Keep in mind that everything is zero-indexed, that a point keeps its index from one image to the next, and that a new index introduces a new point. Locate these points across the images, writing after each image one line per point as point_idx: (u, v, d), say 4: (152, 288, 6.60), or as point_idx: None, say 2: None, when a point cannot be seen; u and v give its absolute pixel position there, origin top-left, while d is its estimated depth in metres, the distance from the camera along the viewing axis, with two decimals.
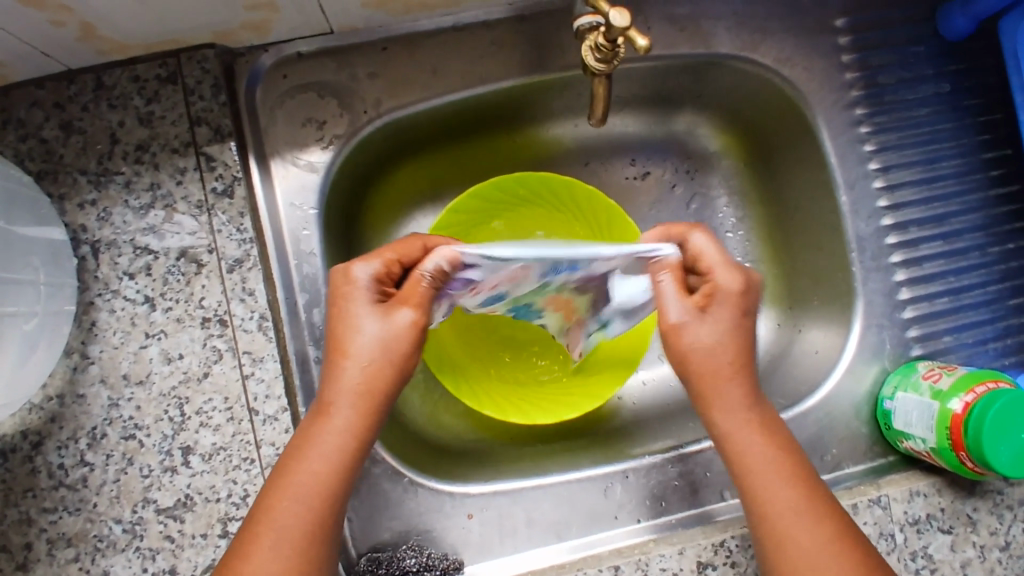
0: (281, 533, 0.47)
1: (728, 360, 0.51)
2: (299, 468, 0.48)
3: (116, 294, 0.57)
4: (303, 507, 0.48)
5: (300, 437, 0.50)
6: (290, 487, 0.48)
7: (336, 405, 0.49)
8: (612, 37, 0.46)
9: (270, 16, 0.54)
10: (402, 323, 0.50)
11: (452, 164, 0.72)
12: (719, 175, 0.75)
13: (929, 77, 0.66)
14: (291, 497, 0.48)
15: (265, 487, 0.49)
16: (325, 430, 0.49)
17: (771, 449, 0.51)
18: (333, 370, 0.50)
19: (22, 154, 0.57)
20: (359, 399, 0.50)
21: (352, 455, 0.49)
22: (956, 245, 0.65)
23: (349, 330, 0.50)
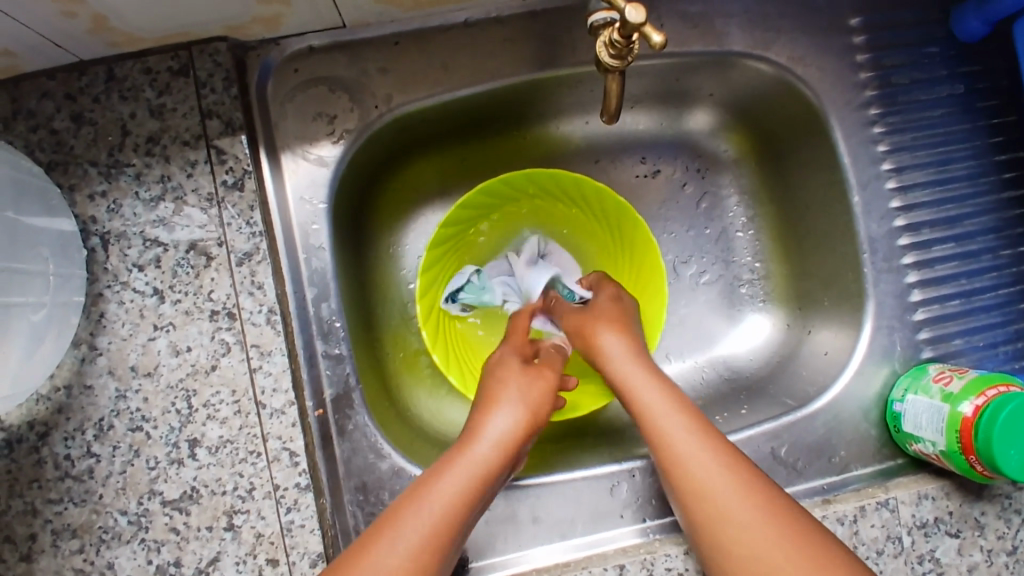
0: (402, 541, 0.47)
1: (626, 360, 0.60)
2: (433, 486, 0.50)
3: (125, 286, 0.57)
4: (432, 520, 0.48)
5: (434, 469, 0.52)
6: (422, 500, 0.49)
7: (483, 442, 0.53)
8: (626, 33, 0.46)
9: (282, 10, 0.54)
10: (542, 396, 0.58)
11: (461, 160, 0.72)
12: (729, 175, 0.75)
13: (943, 77, 0.66)
14: (422, 509, 0.49)
15: (396, 503, 0.50)
16: (466, 459, 0.52)
17: (717, 458, 0.52)
18: (468, 435, 0.55)
19: (32, 145, 0.57)
20: (499, 452, 0.53)
21: (481, 499, 0.52)
22: (968, 247, 0.65)
23: (500, 394, 0.58)
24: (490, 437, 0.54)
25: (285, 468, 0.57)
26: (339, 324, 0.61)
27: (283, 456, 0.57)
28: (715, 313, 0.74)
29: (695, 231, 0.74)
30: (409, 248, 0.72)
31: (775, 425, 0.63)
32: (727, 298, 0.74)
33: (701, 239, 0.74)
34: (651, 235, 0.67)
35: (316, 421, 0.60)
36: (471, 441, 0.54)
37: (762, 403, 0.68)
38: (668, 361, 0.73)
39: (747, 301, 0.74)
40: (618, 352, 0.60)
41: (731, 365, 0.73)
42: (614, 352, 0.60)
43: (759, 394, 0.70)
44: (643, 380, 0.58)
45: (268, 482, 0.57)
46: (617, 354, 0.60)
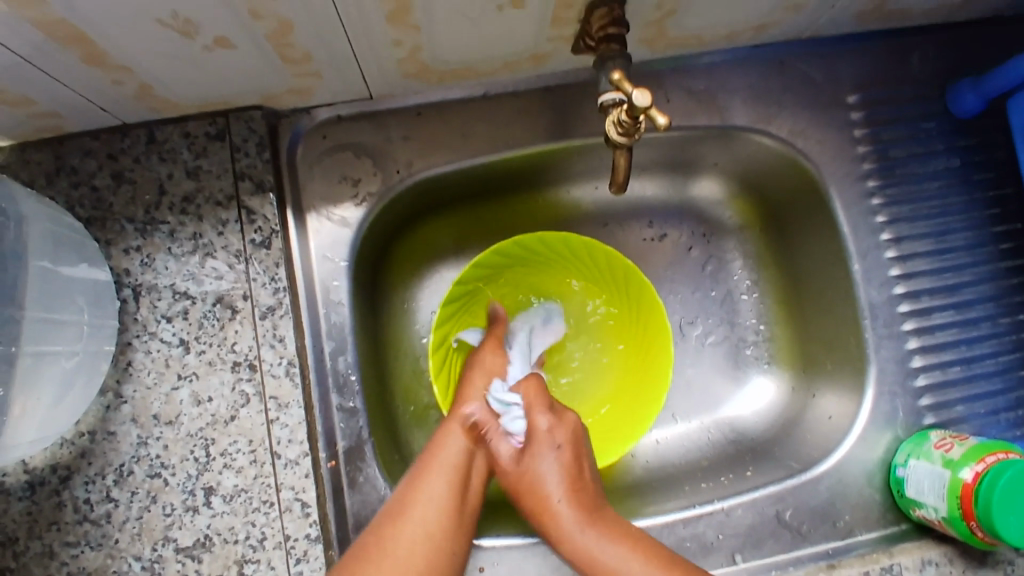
0: (423, 519, 0.54)
1: (574, 521, 0.58)
2: (439, 454, 0.59)
3: (153, 336, 0.59)
4: (445, 489, 0.56)
5: (434, 441, 0.61)
6: (432, 471, 0.57)
7: (443, 461, 0.58)
8: (633, 114, 0.49)
9: (315, 82, 0.58)
10: (502, 369, 0.68)
11: (476, 221, 0.75)
12: (734, 240, 0.77)
13: (940, 152, 0.69)
14: (435, 477, 0.57)
15: (404, 484, 0.57)
16: (433, 479, 0.57)
17: (614, 540, 0.56)
18: (454, 416, 0.63)
19: (73, 200, 0.61)
20: (480, 414, 0.63)
21: (479, 455, 0.61)
22: (967, 315, 0.67)
23: (449, 430, 0.61)
24: (452, 454, 0.59)
25: (297, 518, 0.58)
26: (355, 377, 0.63)
27: (296, 506, 0.58)
28: (720, 373, 0.76)
29: (701, 293, 0.76)
30: (423, 304, 0.74)
31: (779, 488, 0.63)
32: (732, 359, 0.76)
33: (707, 301, 0.76)
34: (657, 296, 0.69)
35: (328, 472, 0.61)
36: (431, 462, 0.58)
37: (768, 466, 0.69)
38: (674, 420, 0.75)
39: (752, 363, 0.76)
40: (558, 505, 0.58)
41: (736, 426, 0.74)
42: (550, 499, 0.59)
43: (765, 456, 0.71)
44: (590, 539, 0.57)
45: (280, 532, 0.58)
46: (557, 505, 0.58)
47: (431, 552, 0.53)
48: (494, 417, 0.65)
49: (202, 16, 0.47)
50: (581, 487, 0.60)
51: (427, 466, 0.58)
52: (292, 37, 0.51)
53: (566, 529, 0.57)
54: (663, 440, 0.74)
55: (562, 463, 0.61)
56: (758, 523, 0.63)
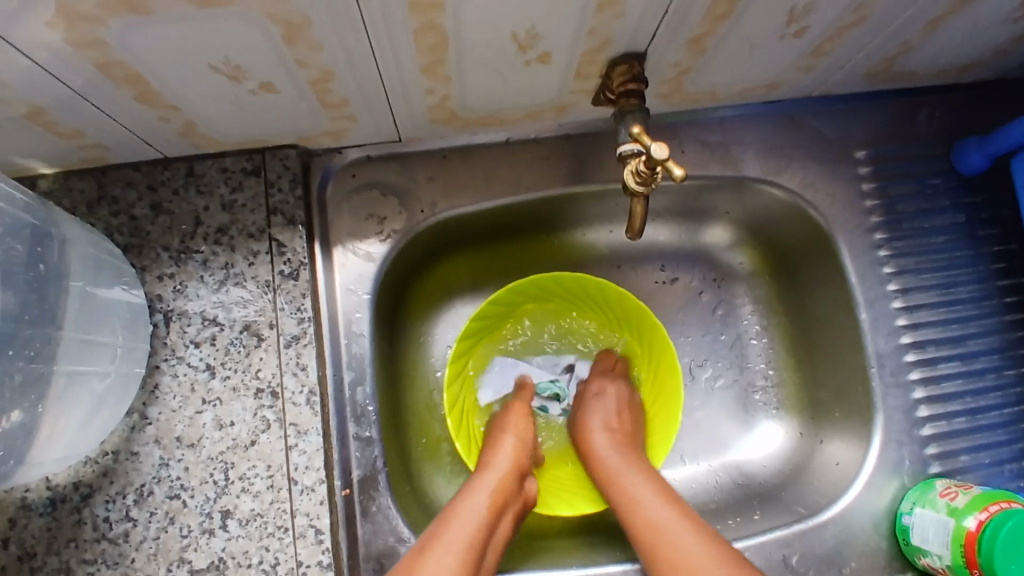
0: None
1: (616, 460, 0.65)
2: (453, 524, 0.56)
3: (180, 360, 0.62)
4: (455, 562, 0.54)
5: (448, 511, 0.58)
6: (444, 542, 0.55)
7: (455, 532, 0.56)
8: (650, 165, 0.52)
9: (349, 125, 0.62)
10: (527, 435, 0.68)
11: (494, 259, 0.77)
12: (744, 286, 0.79)
13: (946, 207, 0.71)
14: (447, 548, 0.54)
15: (411, 555, 0.55)
16: (441, 554, 0.54)
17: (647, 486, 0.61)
18: (470, 488, 0.61)
19: (112, 228, 0.64)
20: (502, 484, 0.61)
21: (496, 528, 0.59)
22: (973, 366, 0.68)
23: (465, 502, 0.59)
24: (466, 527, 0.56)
25: (309, 545, 0.59)
26: (372, 408, 0.65)
27: (309, 533, 0.59)
28: (729, 416, 0.77)
29: (711, 336, 0.78)
30: (439, 337, 0.76)
31: (786, 533, 0.64)
32: (740, 403, 0.77)
33: (717, 344, 0.78)
34: (668, 338, 0.70)
35: (342, 500, 0.63)
36: (441, 535, 0.56)
37: (775, 510, 0.70)
38: (683, 462, 0.76)
39: (760, 407, 0.77)
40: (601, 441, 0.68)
41: (745, 470, 0.75)
42: (597, 436, 0.68)
43: (772, 500, 0.72)
44: (615, 462, 0.65)
45: (292, 558, 0.59)
46: (598, 439, 0.68)
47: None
48: (517, 489, 0.63)
49: (251, 63, 0.50)
50: (621, 437, 0.68)
51: (436, 538, 0.55)
52: (332, 84, 0.54)
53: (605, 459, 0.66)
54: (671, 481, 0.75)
55: (610, 409, 0.71)
56: (764, 568, 0.63)
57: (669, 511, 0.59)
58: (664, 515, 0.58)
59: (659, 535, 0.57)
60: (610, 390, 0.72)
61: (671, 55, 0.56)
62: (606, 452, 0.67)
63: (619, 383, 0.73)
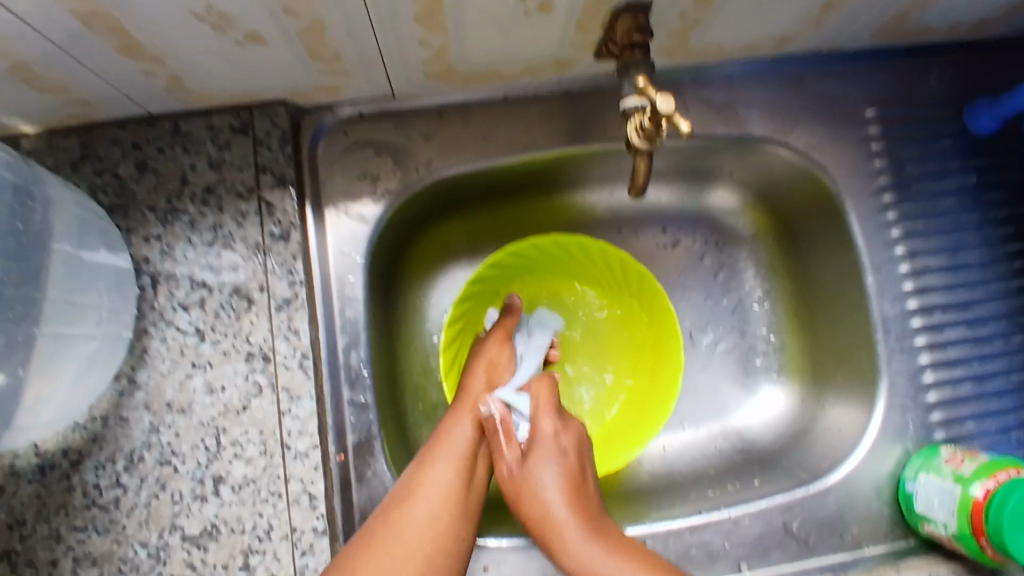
0: (429, 503, 0.55)
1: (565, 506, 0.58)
2: (447, 441, 0.60)
3: (169, 324, 0.60)
4: (452, 474, 0.58)
5: (439, 430, 0.61)
6: (439, 456, 0.59)
7: (445, 450, 0.59)
8: (656, 120, 0.50)
9: (341, 80, 0.59)
10: (505, 363, 0.67)
11: (490, 221, 0.75)
12: (746, 250, 0.77)
13: (956, 169, 0.69)
14: (442, 463, 0.58)
15: (410, 471, 0.58)
16: (436, 469, 0.58)
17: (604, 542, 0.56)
18: (454, 411, 0.63)
19: (97, 187, 0.61)
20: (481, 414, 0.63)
21: (484, 444, 0.62)
22: (980, 332, 0.67)
23: (451, 424, 0.62)
24: (454, 447, 0.60)
25: (304, 510, 0.58)
26: (367, 372, 0.63)
27: (304, 498, 0.58)
28: (729, 382, 0.76)
29: (712, 301, 0.77)
30: (435, 302, 0.75)
31: (787, 498, 0.63)
32: (741, 368, 0.76)
33: (718, 309, 0.77)
34: (669, 302, 0.69)
35: (337, 466, 0.62)
36: (432, 457, 0.59)
37: (775, 475, 0.69)
38: (682, 428, 0.75)
39: (761, 372, 0.76)
40: (556, 511, 0.58)
41: (745, 435, 0.74)
42: (552, 508, 0.58)
43: (773, 465, 0.71)
44: (566, 517, 0.57)
45: (287, 523, 0.58)
46: (550, 508, 0.58)
47: (435, 537, 0.54)
48: (497, 406, 0.65)
49: (237, 11, 0.47)
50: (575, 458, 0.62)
51: (428, 458, 0.59)
52: (323, 35, 0.52)
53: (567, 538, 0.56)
54: (670, 447, 0.74)
55: (563, 470, 0.60)
56: (765, 533, 0.62)
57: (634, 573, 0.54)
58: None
59: None
60: (568, 441, 0.62)
61: (678, 6, 0.53)
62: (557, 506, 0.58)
63: (576, 430, 0.64)
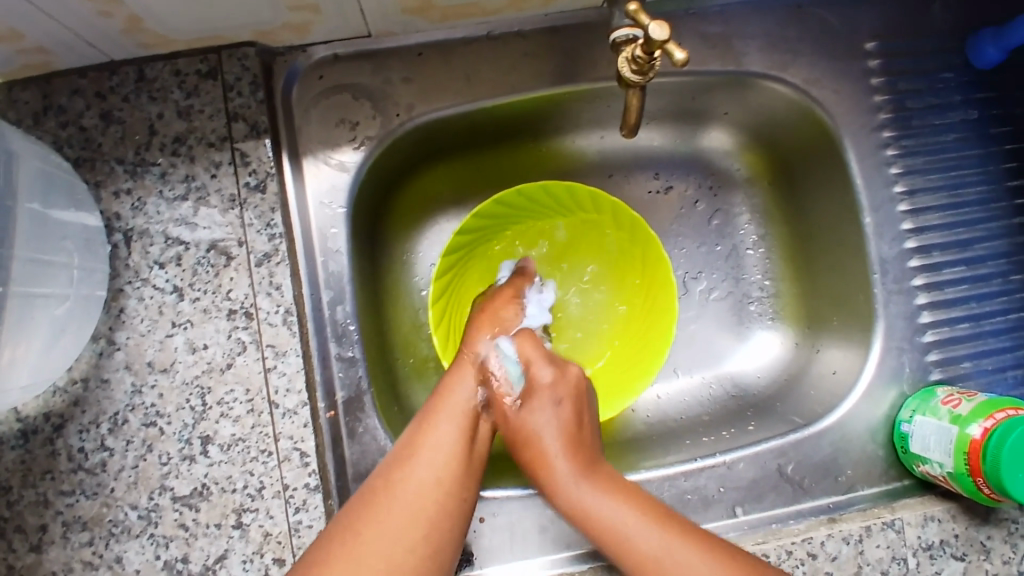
0: (432, 462, 0.51)
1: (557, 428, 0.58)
2: (447, 399, 0.56)
3: (146, 283, 0.58)
4: (454, 433, 0.54)
5: (441, 386, 0.58)
6: (442, 414, 0.55)
7: (448, 406, 0.56)
8: (649, 50, 0.47)
9: (312, 17, 0.56)
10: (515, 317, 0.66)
11: (477, 169, 0.73)
12: (741, 194, 0.75)
13: (957, 103, 0.67)
14: (443, 420, 0.54)
15: (411, 428, 0.54)
16: (437, 426, 0.54)
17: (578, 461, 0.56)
18: (458, 362, 0.60)
19: (60, 140, 0.58)
20: (488, 358, 0.61)
21: (484, 406, 0.58)
22: (978, 272, 0.65)
23: (455, 380, 0.58)
24: (457, 402, 0.56)
25: (296, 468, 0.57)
26: (354, 327, 0.62)
27: (294, 456, 0.57)
28: (722, 329, 0.75)
29: (706, 247, 0.75)
30: (422, 255, 0.73)
31: (782, 442, 0.63)
32: (735, 314, 0.75)
33: (712, 256, 0.75)
34: (662, 248, 0.67)
35: (327, 422, 0.60)
36: (432, 415, 0.55)
37: (769, 421, 0.69)
38: (676, 375, 0.74)
39: (755, 319, 0.75)
40: (557, 453, 0.57)
41: (739, 381, 0.73)
42: (563, 467, 0.56)
43: (767, 411, 0.70)
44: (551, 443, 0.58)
45: (278, 481, 0.57)
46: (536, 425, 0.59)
47: (440, 504, 0.50)
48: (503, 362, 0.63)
49: None
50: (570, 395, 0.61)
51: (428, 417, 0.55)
52: None
53: (567, 493, 0.55)
54: (664, 396, 0.73)
55: (559, 418, 0.59)
56: (760, 477, 0.62)
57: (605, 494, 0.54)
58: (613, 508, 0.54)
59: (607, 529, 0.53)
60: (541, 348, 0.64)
61: None
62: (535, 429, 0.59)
63: (569, 376, 0.62)
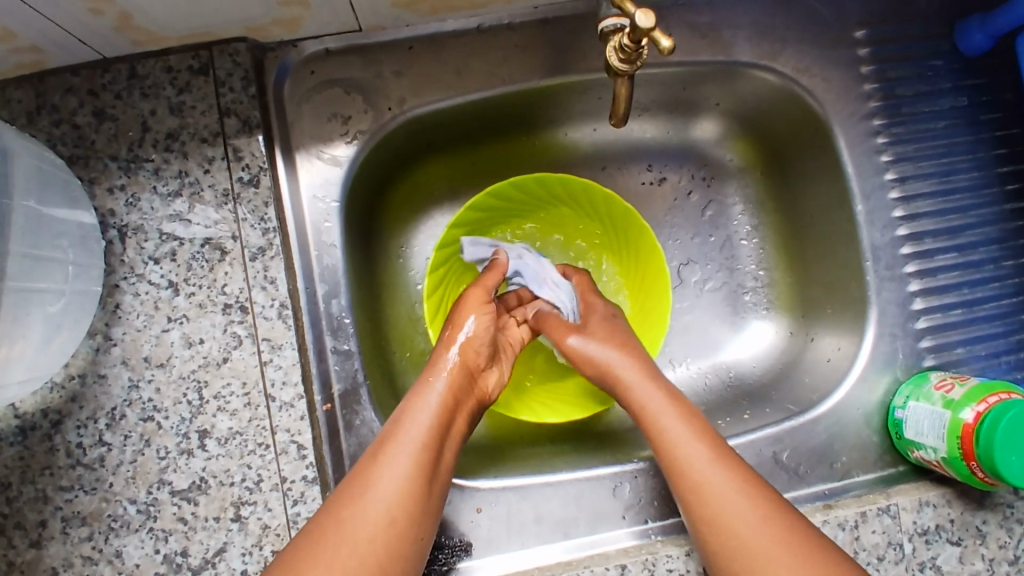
0: (384, 499, 0.48)
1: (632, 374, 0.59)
2: (405, 426, 0.52)
3: (141, 278, 0.58)
4: (409, 466, 0.49)
5: (399, 411, 0.53)
6: (398, 444, 0.51)
7: (404, 437, 0.51)
8: (636, 38, 0.47)
9: (302, 12, 0.56)
10: (484, 334, 0.60)
11: (470, 162, 0.73)
12: (734, 184, 0.76)
13: (947, 90, 0.67)
14: (400, 452, 0.50)
15: (368, 455, 0.51)
16: (394, 457, 0.50)
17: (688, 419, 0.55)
18: (420, 381, 0.55)
19: (55, 138, 0.58)
20: (455, 379, 0.56)
21: (449, 429, 0.54)
22: (970, 257, 0.66)
23: (414, 405, 0.54)
24: (411, 434, 0.51)
25: (293, 460, 0.57)
26: (349, 320, 0.62)
27: (291, 448, 0.58)
28: (717, 319, 0.75)
29: (700, 238, 0.75)
30: (417, 250, 0.73)
31: (776, 430, 0.63)
32: (730, 305, 0.75)
33: (706, 246, 0.75)
34: (656, 239, 0.68)
35: (324, 415, 0.61)
36: (390, 444, 0.51)
37: (765, 409, 0.69)
38: (672, 366, 0.74)
39: (750, 308, 0.75)
40: (630, 376, 0.59)
41: (735, 371, 0.74)
42: (649, 405, 0.57)
43: (762, 399, 0.71)
44: (651, 397, 0.57)
45: (276, 474, 0.57)
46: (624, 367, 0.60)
47: (389, 540, 0.47)
48: (470, 385, 0.57)
49: None
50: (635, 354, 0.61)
51: (388, 445, 0.51)
52: None
53: (631, 387, 0.59)
54: None
55: (616, 338, 0.63)
56: (755, 464, 0.62)
57: (712, 455, 0.53)
58: (709, 462, 0.52)
59: (710, 493, 0.51)
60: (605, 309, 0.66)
61: None
62: (633, 380, 0.59)
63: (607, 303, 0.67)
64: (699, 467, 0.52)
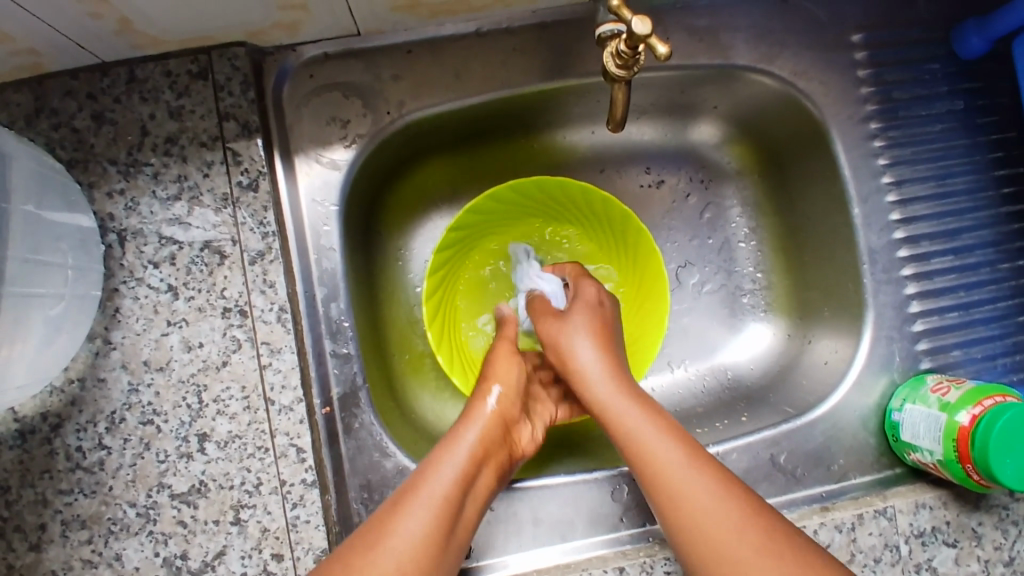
0: (396, 553, 0.47)
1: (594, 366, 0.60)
2: (427, 480, 0.51)
3: (140, 282, 0.58)
4: (426, 523, 0.49)
5: (424, 464, 0.53)
6: (418, 498, 0.50)
7: (425, 490, 0.51)
8: (633, 44, 0.47)
9: (301, 17, 0.56)
10: (515, 380, 0.61)
11: (469, 166, 0.73)
12: (732, 187, 0.76)
13: (944, 94, 0.67)
14: (417, 506, 0.49)
15: (387, 506, 0.50)
16: (412, 510, 0.49)
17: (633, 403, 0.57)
18: (451, 430, 0.56)
19: (54, 142, 0.58)
20: (488, 430, 0.56)
21: (474, 486, 0.53)
22: (967, 260, 0.66)
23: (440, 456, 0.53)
24: (433, 487, 0.51)
25: (292, 463, 0.58)
26: (348, 324, 0.63)
27: (291, 452, 0.58)
28: (715, 321, 0.75)
29: (698, 241, 0.76)
30: (415, 253, 0.73)
31: (774, 432, 0.63)
32: (728, 307, 0.75)
33: (704, 249, 0.76)
34: (654, 242, 0.68)
35: (323, 418, 0.61)
36: (410, 495, 0.50)
37: (763, 411, 0.69)
38: (669, 368, 0.75)
39: (747, 311, 0.75)
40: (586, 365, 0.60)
41: (732, 373, 0.74)
42: (601, 392, 0.58)
43: (760, 402, 0.71)
44: (605, 386, 0.58)
45: (275, 477, 0.57)
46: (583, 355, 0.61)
47: None
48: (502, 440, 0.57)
49: None
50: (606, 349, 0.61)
51: (407, 497, 0.50)
52: None
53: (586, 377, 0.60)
54: (657, 388, 0.74)
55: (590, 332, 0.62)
56: (753, 467, 0.63)
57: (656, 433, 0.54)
58: (656, 440, 0.54)
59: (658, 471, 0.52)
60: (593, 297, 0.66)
61: None
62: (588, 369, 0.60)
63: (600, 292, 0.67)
64: (644, 444, 0.53)
